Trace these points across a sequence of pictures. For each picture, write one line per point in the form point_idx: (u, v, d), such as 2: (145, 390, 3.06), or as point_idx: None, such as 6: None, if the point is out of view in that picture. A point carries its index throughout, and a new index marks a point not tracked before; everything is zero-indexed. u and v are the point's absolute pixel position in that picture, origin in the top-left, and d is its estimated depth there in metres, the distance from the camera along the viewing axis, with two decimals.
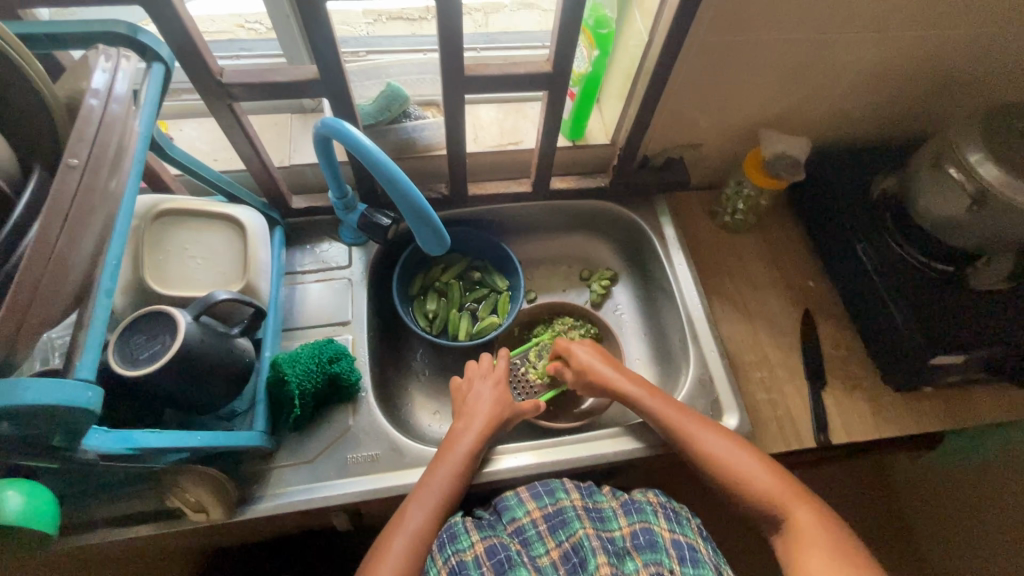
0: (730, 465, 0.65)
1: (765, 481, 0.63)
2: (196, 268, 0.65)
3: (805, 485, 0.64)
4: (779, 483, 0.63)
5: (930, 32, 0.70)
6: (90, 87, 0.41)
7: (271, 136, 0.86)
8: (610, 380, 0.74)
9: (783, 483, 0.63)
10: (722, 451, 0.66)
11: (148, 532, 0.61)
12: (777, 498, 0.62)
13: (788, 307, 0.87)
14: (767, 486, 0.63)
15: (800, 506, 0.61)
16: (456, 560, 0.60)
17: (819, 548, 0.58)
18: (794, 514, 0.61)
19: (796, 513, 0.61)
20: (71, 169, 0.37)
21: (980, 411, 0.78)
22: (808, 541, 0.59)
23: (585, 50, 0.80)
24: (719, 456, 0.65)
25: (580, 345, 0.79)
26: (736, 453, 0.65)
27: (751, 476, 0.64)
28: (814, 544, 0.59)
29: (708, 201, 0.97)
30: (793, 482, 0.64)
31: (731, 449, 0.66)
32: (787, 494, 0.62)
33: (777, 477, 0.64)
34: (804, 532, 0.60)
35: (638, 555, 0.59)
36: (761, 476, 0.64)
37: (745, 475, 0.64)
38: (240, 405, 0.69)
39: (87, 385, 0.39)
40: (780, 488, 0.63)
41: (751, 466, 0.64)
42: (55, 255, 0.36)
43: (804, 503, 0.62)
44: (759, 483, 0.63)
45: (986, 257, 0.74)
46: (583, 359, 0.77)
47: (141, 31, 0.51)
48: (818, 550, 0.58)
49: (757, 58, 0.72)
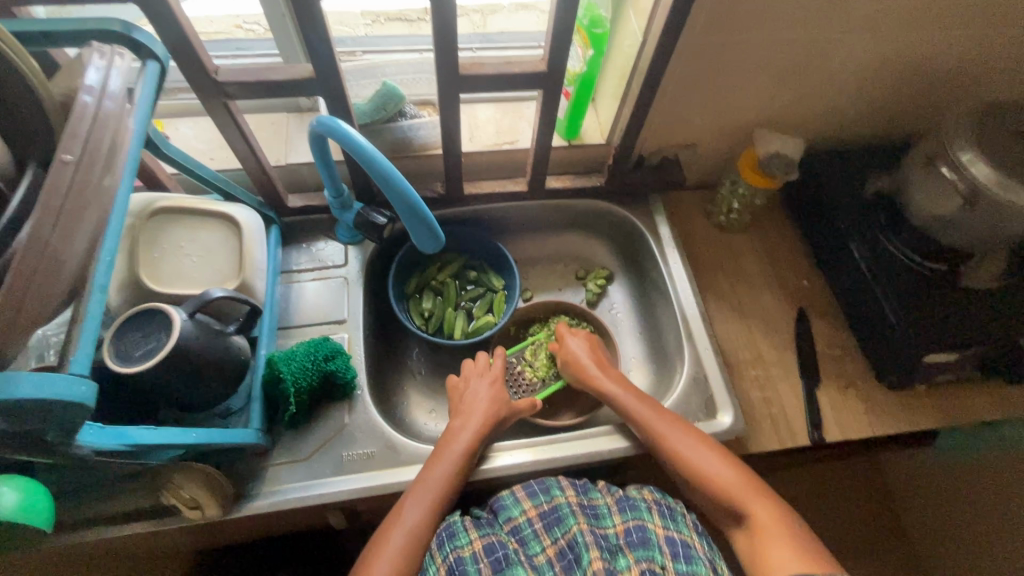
0: (690, 461, 0.65)
1: (732, 481, 0.63)
2: (192, 265, 0.65)
3: (765, 482, 0.64)
4: (745, 483, 0.63)
5: (922, 32, 0.71)
6: (84, 84, 0.41)
7: (267, 135, 0.86)
8: (597, 378, 0.75)
9: (743, 478, 0.64)
10: (691, 451, 0.66)
11: (144, 529, 0.61)
12: (744, 499, 0.62)
13: (783, 305, 0.88)
14: (734, 486, 0.63)
15: (766, 506, 0.61)
16: (453, 557, 0.60)
17: (782, 546, 0.58)
18: (751, 509, 0.61)
19: (764, 513, 0.61)
20: (64, 165, 0.37)
21: (973, 409, 0.78)
22: (770, 537, 0.59)
23: (580, 49, 0.81)
24: (688, 456, 0.65)
25: (576, 338, 0.81)
26: (705, 454, 0.65)
27: (719, 476, 0.64)
28: (771, 537, 0.58)
29: (703, 201, 0.97)
30: (753, 479, 0.64)
31: (700, 449, 0.66)
32: (754, 495, 0.62)
33: (744, 477, 0.64)
34: (768, 531, 0.59)
35: (630, 552, 0.59)
36: (729, 477, 0.64)
37: (712, 476, 0.64)
38: (236, 402, 0.69)
39: (81, 379, 0.39)
40: (746, 488, 0.63)
41: (719, 466, 0.64)
42: (48, 250, 0.36)
43: (770, 503, 0.61)
44: (727, 484, 0.63)
45: (980, 256, 0.74)
46: (575, 354, 0.79)
47: (136, 29, 0.51)
48: (781, 548, 0.57)
49: (750, 58, 0.72)
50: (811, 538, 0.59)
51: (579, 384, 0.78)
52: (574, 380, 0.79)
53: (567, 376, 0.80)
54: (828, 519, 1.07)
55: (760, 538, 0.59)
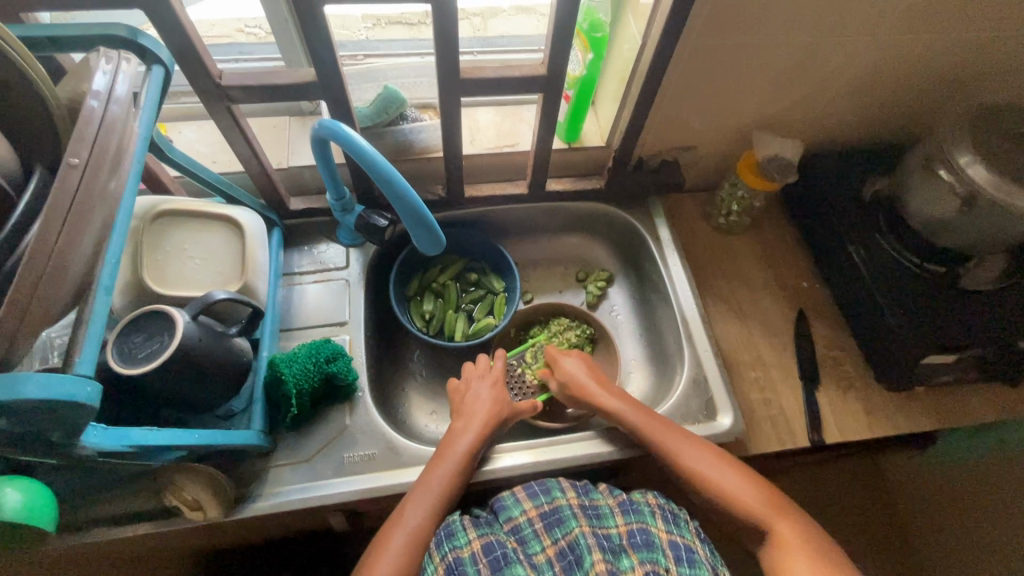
0: (714, 479, 0.65)
1: (756, 501, 0.63)
2: (195, 268, 0.65)
3: (788, 500, 0.64)
4: (770, 504, 0.63)
5: (919, 35, 0.71)
6: (91, 88, 0.42)
7: (269, 139, 0.87)
8: (597, 395, 0.74)
9: (767, 497, 0.64)
10: (715, 472, 0.66)
11: (145, 531, 0.61)
12: (770, 520, 0.62)
13: (782, 307, 0.88)
14: (759, 507, 0.63)
15: (791, 525, 0.61)
16: (453, 557, 0.60)
17: (810, 566, 0.58)
18: (776, 528, 0.61)
19: (789, 534, 0.61)
20: (71, 168, 0.38)
21: (972, 410, 0.79)
22: (795, 556, 0.59)
23: (580, 53, 0.81)
24: (712, 476, 0.65)
25: (570, 358, 0.80)
26: (727, 473, 0.65)
27: (743, 496, 0.64)
28: (796, 556, 0.59)
29: (703, 203, 0.98)
30: (776, 498, 0.64)
31: (723, 468, 0.66)
32: (779, 515, 0.62)
33: (768, 497, 0.64)
34: (795, 550, 0.59)
35: (634, 553, 0.60)
36: (752, 497, 0.64)
37: (736, 495, 0.64)
38: (237, 405, 0.69)
39: (86, 380, 0.40)
40: (770, 508, 0.63)
41: (742, 485, 0.64)
42: (56, 253, 0.36)
43: (794, 523, 0.62)
44: (751, 504, 0.63)
45: (977, 259, 0.75)
46: (572, 373, 0.78)
47: (141, 34, 0.51)
48: (809, 569, 0.57)
49: (749, 62, 0.73)
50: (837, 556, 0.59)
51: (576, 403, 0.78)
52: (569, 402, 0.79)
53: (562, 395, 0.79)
54: (828, 520, 1.08)
55: (785, 559, 0.59)
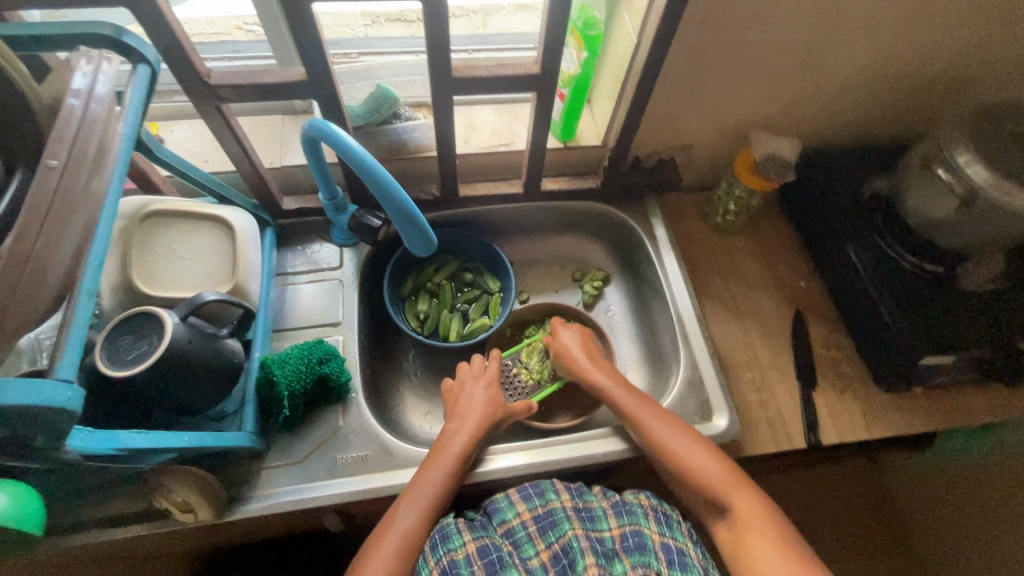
0: (678, 453, 0.65)
1: (719, 477, 0.63)
2: (185, 269, 0.65)
3: (749, 476, 0.64)
4: (733, 479, 0.63)
5: (918, 33, 0.70)
6: (71, 88, 0.41)
7: (262, 138, 0.86)
8: (589, 369, 0.75)
9: (728, 472, 0.63)
10: (682, 445, 0.65)
11: (135, 533, 0.61)
12: (731, 495, 0.62)
13: (779, 307, 0.88)
14: (721, 482, 0.63)
15: (752, 501, 0.61)
16: (447, 560, 0.60)
17: (766, 543, 0.58)
18: (736, 503, 0.61)
19: (749, 508, 0.61)
20: (49, 169, 0.37)
21: (970, 411, 0.78)
22: (753, 533, 0.59)
23: (574, 51, 0.80)
24: (678, 451, 0.65)
25: (570, 332, 0.80)
26: (693, 448, 0.65)
27: (707, 471, 0.64)
28: (756, 532, 0.59)
29: (700, 202, 0.97)
30: (737, 473, 0.64)
31: (688, 443, 0.65)
32: (741, 491, 0.62)
33: (733, 472, 0.64)
34: (753, 527, 0.60)
35: (626, 557, 0.59)
36: (717, 472, 0.63)
37: (700, 470, 0.64)
38: (230, 405, 0.69)
39: (68, 385, 0.39)
40: (733, 483, 0.63)
41: (707, 460, 0.64)
42: (34, 256, 0.36)
43: (756, 499, 0.62)
44: (714, 479, 0.63)
45: (977, 257, 0.74)
46: (568, 345, 0.78)
47: (126, 33, 0.50)
48: (766, 545, 0.58)
49: (745, 60, 0.72)
50: (793, 533, 0.60)
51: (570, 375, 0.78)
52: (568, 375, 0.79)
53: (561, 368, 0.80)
54: (826, 520, 1.07)
55: (743, 533, 0.60)
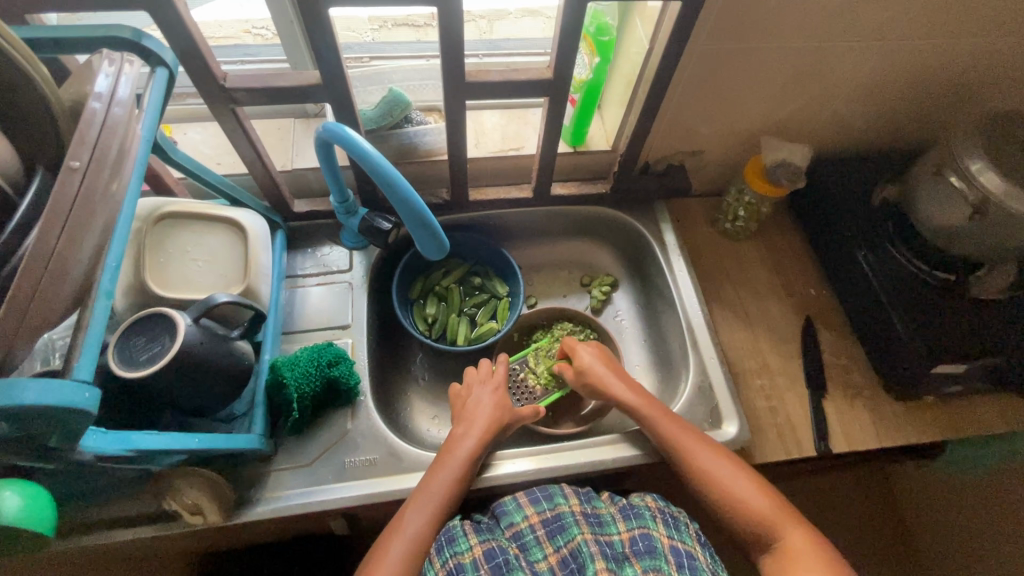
0: (725, 485, 0.65)
1: (769, 510, 0.63)
2: (197, 270, 0.65)
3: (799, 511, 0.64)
4: (782, 511, 0.63)
5: (930, 40, 0.70)
6: (93, 91, 0.42)
7: (273, 141, 0.86)
8: (614, 388, 0.74)
9: (778, 506, 0.63)
10: (731, 479, 0.65)
11: (144, 534, 0.61)
12: (780, 528, 0.62)
13: (789, 314, 0.87)
14: (772, 515, 0.62)
15: (799, 532, 0.61)
16: (453, 563, 0.59)
17: (817, 574, 0.57)
18: (787, 538, 0.61)
19: (798, 543, 0.60)
20: (72, 171, 0.38)
21: (982, 421, 0.78)
22: (804, 567, 0.58)
23: (586, 57, 0.80)
24: (725, 481, 0.65)
25: (585, 348, 0.80)
26: (742, 481, 0.65)
27: (756, 504, 0.63)
28: (807, 567, 0.58)
29: (709, 208, 0.97)
30: (787, 507, 0.63)
31: (736, 475, 0.65)
32: (791, 524, 0.62)
33: (779, 504, 0.63)
34: (803, 561, 0.59)
35: (637, 561, 0.59)
36: (766, 504, 0.63)
37: (749, 504, 0.63)
38: (239, 407, 0.69)
39: (83, 385, 0.39)
40: (780, 515, 0.62)
41: (753, 491, 0.64)
42: (55, 255, 0.36)
43: (804, 532, 0.61)
44: (762, 510, 0.63)
45: (987, 266, 0.73)
46: (587, 363, 0.78)
47: (145, 36, 0.51)
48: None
49: (757, 66, 0.72)
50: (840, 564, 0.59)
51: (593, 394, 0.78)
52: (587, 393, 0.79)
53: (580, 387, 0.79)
54: (833, 528, 1.07)
55: (792, 566, 0.59)
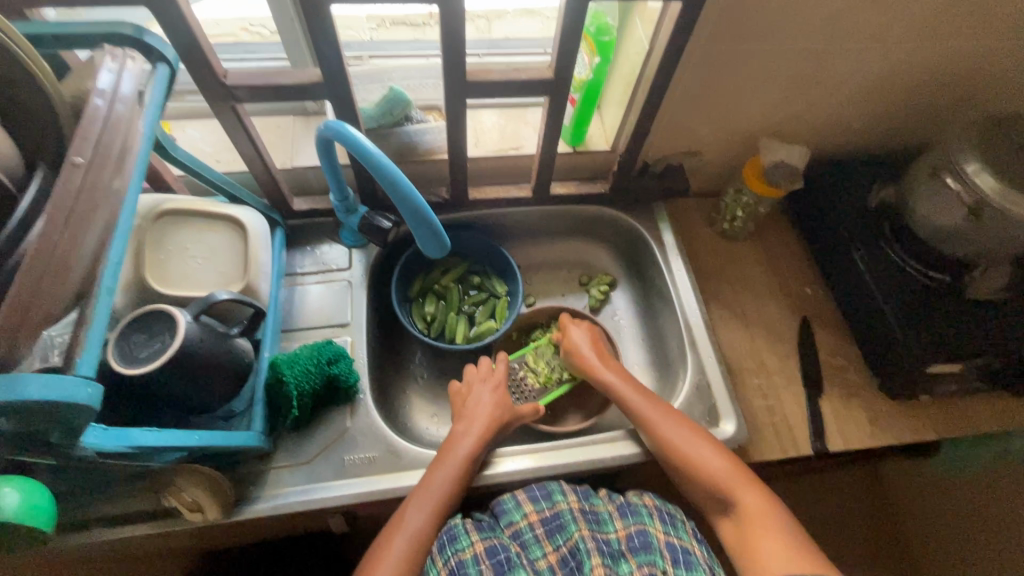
0: (684, 452, 0.65)
1: (728, 475, 0.63)
2: (197, 267, 0.65)
3: (758, 475, 0.64)
4: (738, 475, 0.63)
5: (928, 42, 0.71)
6: (97, 87, 0.42)
7: (273, 138, 0.87)
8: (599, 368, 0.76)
9: (735, 470, 0.64)
10: (688, 445, 0.66)
11: (142, 532, 0.61)
12: (737, 492, 0.62)
13: (786, 313, 0.88)
14: (728, 478, 0.63)
15: (755, 493, 0.62)
16: (455, 560, 0.60)
17: (773, 536, 0.58)
18: (742, 501, 0.62)
19: (756, 506, 0.61)
20: (75, 167, 0.38)
21: (976, 420, 0.78)
22: (760, 531, 0.59)
23: (586, 57, 0.81)
24: (682, 448, 0.65)
25: (579, 328, 0.82)
26: (702, 447, 0.65)
27: (714, 469, 0.64)
28: (762, 530, 0.59)
29: (707, 208, 0.98)
30: (746, 471, 0.64)
31: (694, 441, 0.66)
32: (747, 487, 0.62)
33: (738, 469, 0.64)
34: (761, 525, 0.59)
35: (632, 557, 0.59)
36: (724, 468, 0.64)
37: (705, 467, 0.64)
38: (238, 405, 0.69)
39: (87, 381, 0.39)
40: (739, 480, 0.63)
41: (712, 456, 0.65)
42: (58, 250, 0.36)
43: (761, 495, 0.62)
44: (719, 473, 0.63)
45: (981, 266, 0.74)
46: (578, 343, 0.79)
47: (147, 33, 0.51)
48: (773, 543, 0.58)
49: (756, 67, 0.72)
50: (793, 523, 0.60)
51: (580, 372, 0.79)
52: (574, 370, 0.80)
53: (568, 365, 0.81)
54: (827, 528, 1.08)
55: (750, 527, 0.60)
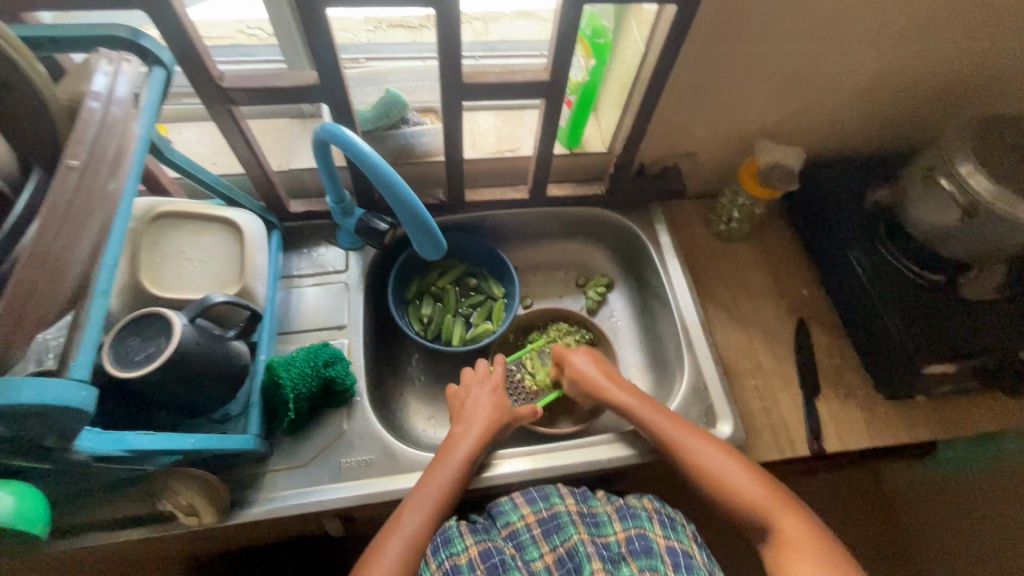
0: (720, 475, 0.65)
1: (763, 497, 0.63)
2: (193, 270, 0.65)
3: (794, 497, 0.64)
4: (776, 498, 0.63)
5: (922, 44, 0.71)
6: (91, 90, 0.42)
7: (270, 141, 0.87)
8: (610, 392, 0.75)
9: (771, 492, 0.64)
10: (724, 467, 0.66)
11: (137, 536, 0.60)
12: (775, 515, 0.62)
13: (782, 314, 0.88)
14: (765, 501, 0.63)
15: (789, 514, 0.62)
16: (450, 563, 0.61)
17: (813, 558, 0.58)
18: (780, 523, 0.62)
19: (795, 530, 0.61)
20: (70, 169, 0.38)
21: (972, 421, 0.78)
22: (799, 553, 0.59)
23: (582, 59, 0.82)
24: (717, 470, 0.66)
25: (579, 354, 0.79)
26: (736, 470, 0.65)
27: (750, 492, 0.64)
28: (801, 553, 0.59)
29: (704, 209, 0.98)
30: (783, 493, 0.64)
31: (728, 463, 0.66)
32: (784, 510, 0.62)
33: (773, 492, 0.64)
34: (800, 547, 0.59)
35: (633, 560, 0.59)
36: (760, 491, 0.64)
37: (741, 490, 0.64)
38: (234, 407, 0.68)
39: (82, 385, 0.39)
40: (776, 503, 0.63)
41: (749, 481, 0.65)
42: (54, 251, 0.36)
43: (799, 517, 0.62)
44: (757, 498, 0.63)
45: (978, 267, 0.75)
46: (584, 369, 0.78)
47: (142, 36, 0.51)
48: (812, 564, 0.58)
49: (751, 69, 0.73)
50: (828, 541, 0.60)
51: (587, 398, 0.78)
52: (580, 395, 0.79)
53: (572, 390, 0.80)
54: (825, 528, 1.08)
55: (785, 549, 0.60)
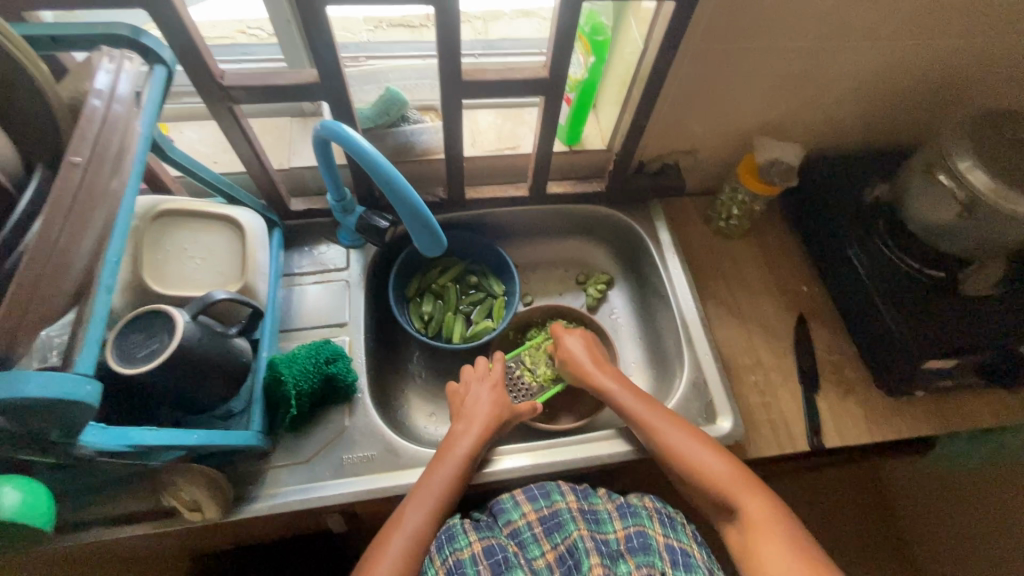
0: (687, 457, 0.66)
1: (729, 481, 0.64)
2: (195, 268, 0.65)
3: (761, 480, 0.64)
4: (741, 482, 0.64)
5: (920, 41, 0.72)
6: (93, 87, 0.42)
7: (271, 140, 0.87)
8: (597, 376, 0.76)
9: (738, 476, 0.64)
10: (691, 450, 0.66)
11: (142, 531, 0.61)
12: (739, 498, 0.62)
13: (782, 310, 0.88)
14: (731, 484, 0.63)
15: (761, 504, 0.62)
16: (453, 560, 0.60)
17: (775, 542, 0.59)
18: (745, 507, 0.62)
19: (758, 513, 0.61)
20: (73, 166, 0.38)
21: (971, 416, 0.79)
22: (762, 538, 0.59)
23: (582, 57, 0.82)
24: (685, 453, 0.66)
25: (573, 337, 0.81)
26: (703, 452, 0.66)
27: (717, 475, 0.64)
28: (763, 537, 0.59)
29: (703, 206, 0.98)
30: (749, 477, 0.64)
31: (696, 445, 0.66)
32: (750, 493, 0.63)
33: (740, 476, 0.64)
34: (762, 531, 0.60)
35: (631, 558, 0.60)
36: (727, 475, 0.64)
37: (709, 473, 0.64)
38: (236, 405, 0.69)
39: (86, 379, 0.39)
40: (742, 487, 0.63)
41: (716, 465, 0.65)
42: (57, 249, 0.36)
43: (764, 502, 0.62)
44: (723, 483, 0.64)
45: (977, 264, 0.74)
46: (575, 355, 0.79)
47: (144, 34, 0.51)
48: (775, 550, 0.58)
49: (750, 66, 0.73)
50: (799, 533, 0.60)
51: (575, 381, 0.79)
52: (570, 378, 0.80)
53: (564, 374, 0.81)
54: (825, 524, 1.09)
55: (751, 536, 0.60)
